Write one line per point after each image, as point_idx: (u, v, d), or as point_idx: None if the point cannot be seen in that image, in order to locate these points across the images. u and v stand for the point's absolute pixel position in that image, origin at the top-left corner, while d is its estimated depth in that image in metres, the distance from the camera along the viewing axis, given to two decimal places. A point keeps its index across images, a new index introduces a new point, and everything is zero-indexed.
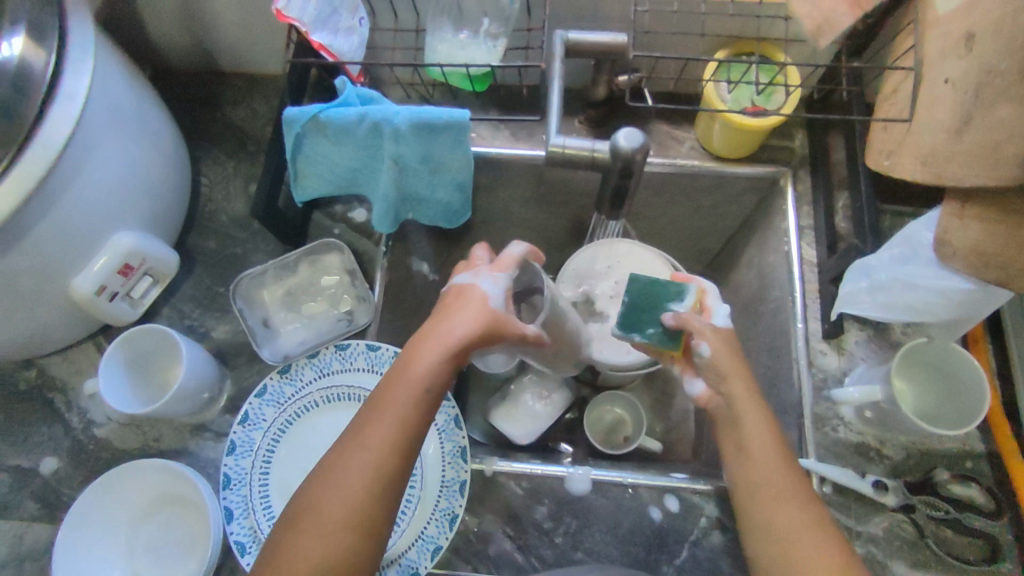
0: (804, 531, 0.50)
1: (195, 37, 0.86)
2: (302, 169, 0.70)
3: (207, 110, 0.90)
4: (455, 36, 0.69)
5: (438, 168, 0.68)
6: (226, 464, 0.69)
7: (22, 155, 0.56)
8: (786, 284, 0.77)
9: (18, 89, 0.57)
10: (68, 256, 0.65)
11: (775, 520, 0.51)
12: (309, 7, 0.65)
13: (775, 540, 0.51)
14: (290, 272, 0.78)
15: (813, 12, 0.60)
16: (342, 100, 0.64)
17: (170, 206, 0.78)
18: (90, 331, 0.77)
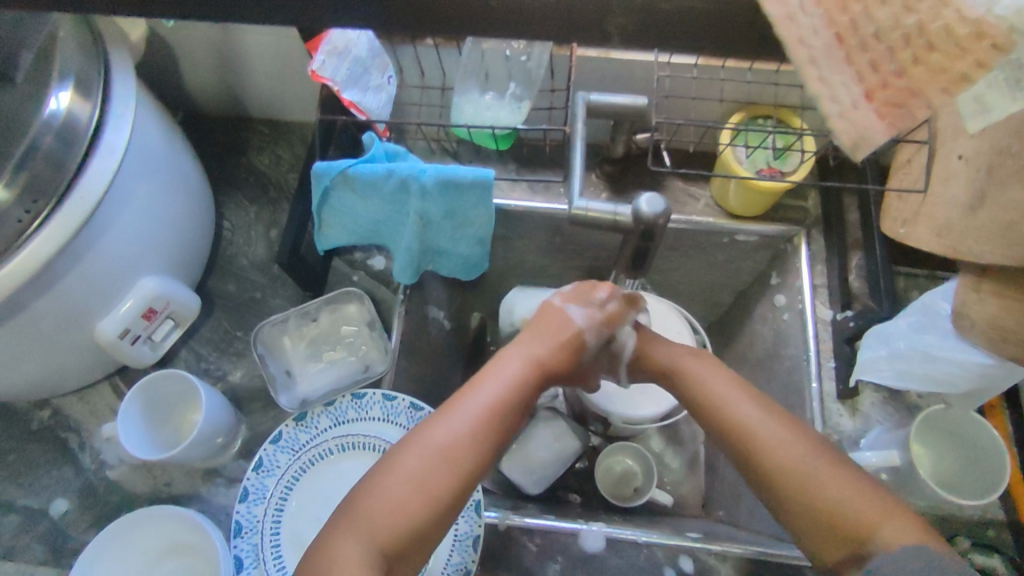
0: (826, 476, 0.48)
1: (227, 86, 0.89)
2: (326, 220, 0.71)
3: (233, 155, 0.92)
4: (482, 96, 0.71)
5: (461, 224, 0.69)
6: (238, 511, 0.69)
7: (61, 205, 0.59)
8: (800, 343, 0.78)
9: (62, 141, 0.59)
10: (94, 301, 0.66)
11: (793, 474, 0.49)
12: (342, 67, 0.66)
13: (798, 492, 0.48)
14: (310, 320, 0.79)
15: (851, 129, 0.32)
16: (369, 156, 0.65)
17: (194, 250, 0.80)
18: (108, 372, 0.77)
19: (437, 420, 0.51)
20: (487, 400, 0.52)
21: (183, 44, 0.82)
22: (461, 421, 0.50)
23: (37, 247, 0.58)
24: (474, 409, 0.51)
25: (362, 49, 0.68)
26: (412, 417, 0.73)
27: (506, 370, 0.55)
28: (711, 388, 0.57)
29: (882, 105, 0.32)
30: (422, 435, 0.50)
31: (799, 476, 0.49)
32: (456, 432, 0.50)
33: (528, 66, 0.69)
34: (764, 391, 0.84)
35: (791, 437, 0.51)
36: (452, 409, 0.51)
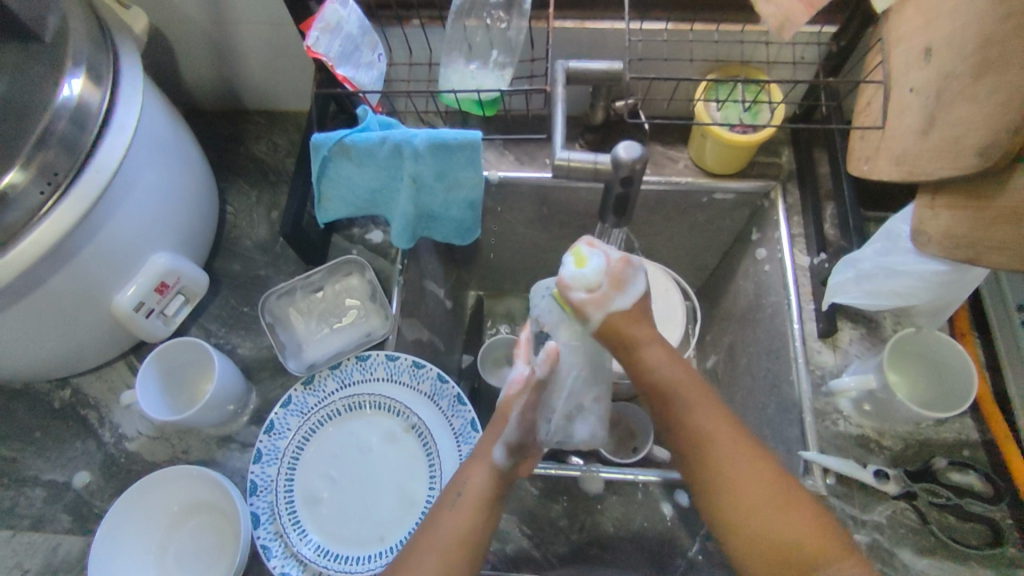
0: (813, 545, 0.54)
1: (225, 78, 0.93)
2: (325, 191, 0.75)
3: (232, 145, 0.97)
4: (467, 65, 0.75)
5: (453, 186, 0.73)
6: (253, 472, 0.72)
7: (78, 181, 0.63)
8: (781, 289, 0.82)
9: (76, 123, 0.63)
10: (110, 276, 0.70)
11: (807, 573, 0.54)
12: (335, 45, 0.70)
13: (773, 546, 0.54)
14: (315, 289, 0.82)
15: (776, 12, 0.67)
16: (364, 126, 0.69)
17: (200, 230, 0.83)
18: (124, 349, 0.81)
19: (428, 537, 0.59)
20: (462, 509, 0.60)
21: (183, 39, 0.86)
22: (449, 527, 0.59)
23: (58, 218, 0.62)
24: (469, 499, 0.60)
25: (353, 27, 0.72)
26: (415, 375, 0.77)
27: (477, 479, 0.62)
28: (690, 402, 0.58)
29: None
30: (417, 551, 0.58)
31: (749, 506, 0.55)
32: (447, 532, 0.58)
33: (508, 35, 0.74)
34: (750, 341, 0.88)
35: (727, 440, 0.57)
36: (443, 516, 0.60)
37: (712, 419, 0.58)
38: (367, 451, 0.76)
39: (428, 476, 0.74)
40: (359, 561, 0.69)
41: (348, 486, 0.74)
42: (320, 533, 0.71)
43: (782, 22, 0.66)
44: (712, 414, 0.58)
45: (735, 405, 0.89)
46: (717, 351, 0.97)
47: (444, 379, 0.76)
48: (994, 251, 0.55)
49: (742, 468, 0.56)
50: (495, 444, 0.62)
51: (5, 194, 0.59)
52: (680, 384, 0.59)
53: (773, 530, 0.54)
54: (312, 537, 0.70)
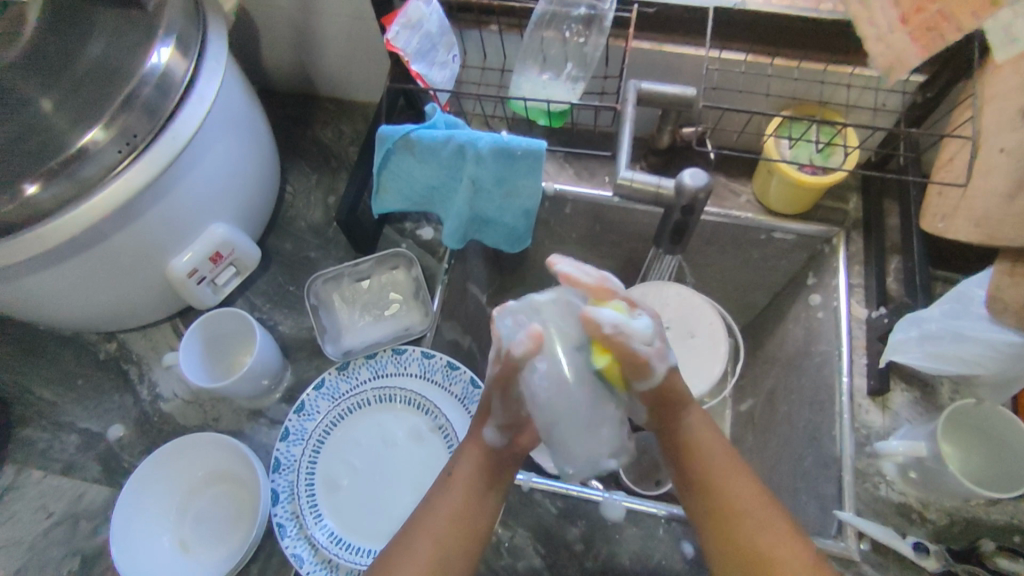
0: None
1: (302, 64, 0.96)
2: (383, 183, 0.76)
3: (300, 128, 0.99)
4: (539, 76, 0.75)
5: (511, 193, 0.73)
6: (278, 449, 0.73)
7: (154, 145, 0.66)
8: (833, 339, 0.79)
9: (160, 89, 0.66)
10: (170, 239, 0.72)
11: None
12: (413, 41, 0.71)
13: None
14: (362, 277, 0.82)
15: (886, 52, 0.64)
16: (430, 123, 0.70)
17: (258, 206, 0.85)
18: (172, 312, 0.83)
19: (432, 504, 0.59)
20: (463, 471, 0.60)
21: (268, 22, 0.89)
22: (454, 491, 0.59)
23: (130, 179, 0.64)
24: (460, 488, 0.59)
25: (433, 26, 0.73)
26: (447, 376, 0.77)
27: (468, 467, 0.61)
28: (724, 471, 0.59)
29: (913, 30, 0.62)
30: (420, 519, 0.58)
31: None
32: (450, 500, 0.58)
33: (584, 49, 0.73)
34: (792, 389, 0.85)
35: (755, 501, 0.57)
36: (445, 482, 0.60)
37: (747, 490, 0.57)
38: (391, 445, 0.76)
39: None
40: (369, 554, 0.68)
41: (368, 476, 0.74)
42: (335, 520, 0.71)
43: (894, 64, 0.64)
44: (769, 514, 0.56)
45: (768, 453, 0.86)
46: (755, 395, 0.95)
47: (476, 384, 0.76)
48: None
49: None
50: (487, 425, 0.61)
51: (85, 150, 0.62)
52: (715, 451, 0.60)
53: None
54: (327, 522, 0.70)
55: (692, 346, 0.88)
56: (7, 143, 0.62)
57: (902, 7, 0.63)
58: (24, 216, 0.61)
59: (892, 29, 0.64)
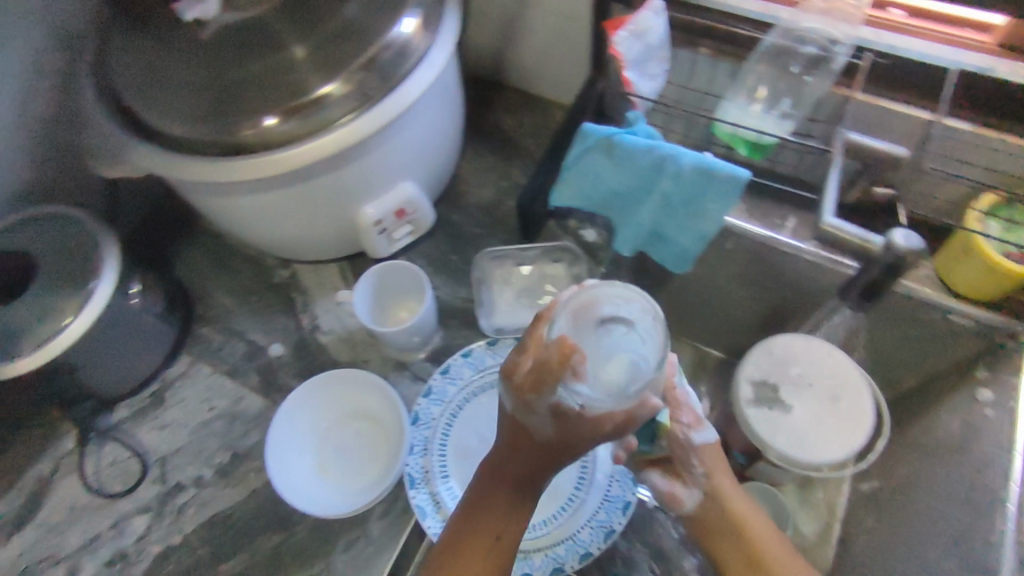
0: None
1: (502, 52, 1.00)
2: (569, 178, 0.79)
3: (484, 111, 1.04)
4: (749, 105, 0.75)
5: (696, 214, 0.73)
6: (420, 404, 0.76)
7: (383, 101, 0.72)
8: (1002, 440, 0.73)
9: (400, 53, 0.71)
10: (369, 188, 0.79)
11: None
12: (634, 48, 0.73)
13: None
14: (524, 263, 0.86)
15: None
16: (633, 130, 0.73)
17: (441, 175, 0.90)
18: (344, 254, 0.89)
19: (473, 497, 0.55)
20: (494, 459, 0.55)
21: (485, 8, 0.94)
22: (494, 478, 0.54)
23: (357, 127, 0.70)
24: (499, 486, 0.54)
25: (656, 38, 0.74)
26: None
27: (497, 453, 0.55)
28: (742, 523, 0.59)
29: None
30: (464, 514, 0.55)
31: None
32: (487, 489, 0.54)
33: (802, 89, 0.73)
34: (937, 481, 0.80)
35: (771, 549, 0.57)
36: (484, 470, 0.55)
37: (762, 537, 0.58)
38: None
39: (575, 473, 0.73)
40: None
41: None
42: (459, 485, 0.73)
43: None
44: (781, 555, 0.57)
45: (893, 540, 0.81)
46: (884, 476, 0.90)
47: None
48: None
49: None
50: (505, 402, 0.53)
51: (324, 98, 0.69)
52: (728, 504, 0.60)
53: None
54: (452, 485, 0.73)
55: (834, 408, 0.85)
56: (261, 74, 0.69)
57: None
58: (260, 144, 0.69)
59: None
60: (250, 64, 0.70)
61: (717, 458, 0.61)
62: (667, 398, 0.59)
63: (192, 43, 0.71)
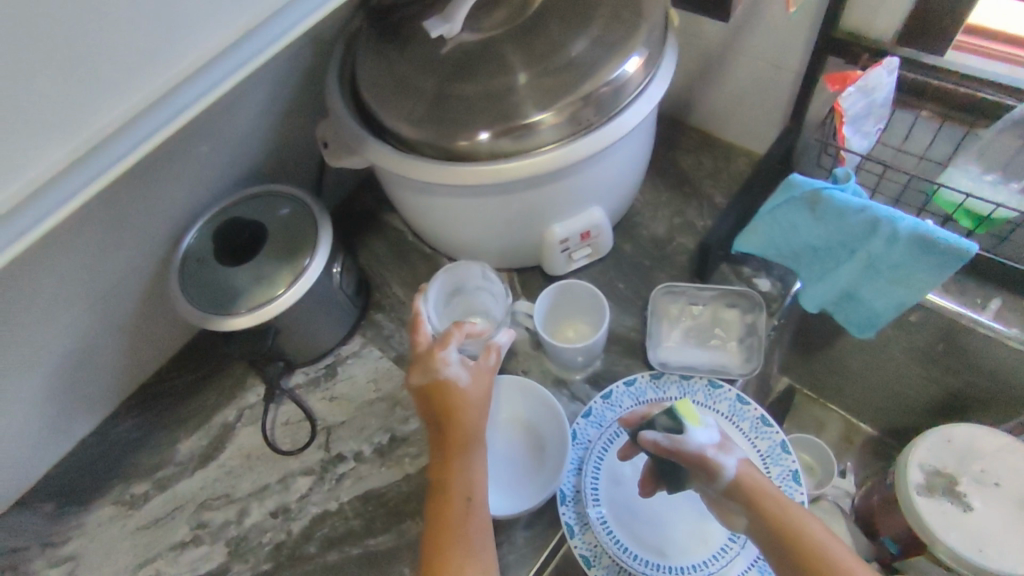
0: None
1: (692, 93, 1.01)
2: (761, 225, 0.77)
3: (663, 147, 1.05)
4: (980, 175, 0.73)
5: (901, 281, 0.70)
6: (578, 423, 0.77)
7: (598, 129, 0.75)
8: None
9: (620, 87, 0.75)
10: (562, 208, 0.82)
11: None
12: (857, 104, 0.72)
13: None
14: (697, 303, 0.84)
15: None
16: (844, 187, 0.70)
17: (622, 205, 0.92)
18: (516, 266, 0.93)
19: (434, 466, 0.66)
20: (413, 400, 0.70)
21: (688, 51, 0.95)
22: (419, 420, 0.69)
23: (571, 151, 0.74)
24: (456, 452, 0.65)
25: (879, 98, 0.73)
26: (756, 428, 0.75)
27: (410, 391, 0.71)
28: (833, 557, 0.53)
29: None
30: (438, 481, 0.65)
31: None
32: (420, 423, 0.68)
33: None
34: None
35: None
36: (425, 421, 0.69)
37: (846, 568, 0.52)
38: None
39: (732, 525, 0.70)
40: (635, 557, 0.68)
41: (648, 486, 0.74)
42: (608, 510, 0.72)
43: None
44: None
45: None
46: None
47: (786, 450, 0.73)
48: None
49: None
50: (453, 360, 0.69)
51: (529, 126, 0.73)
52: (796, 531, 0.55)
53: None
54: (602, 509, 0.71)
55: (1021, 515, 0.77)
56: (481, 96, 0.75)
57: None
58: (467, 154, 0.75)
59: None
60: (475, 85, 0.75)
61: (754, 476, 0.59)
62: (695, 459, 0.59)
63: (431, 58, 0.78)
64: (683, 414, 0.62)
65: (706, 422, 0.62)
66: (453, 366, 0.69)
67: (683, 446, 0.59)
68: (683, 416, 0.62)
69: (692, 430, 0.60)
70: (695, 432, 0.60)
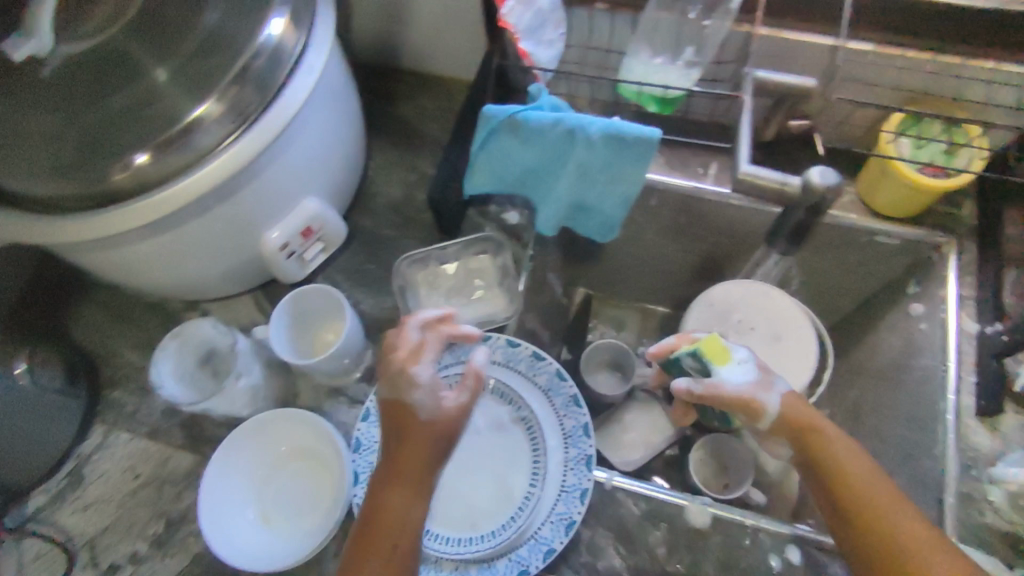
0: (932, 553, 0.51)
1: (389, 36, 0.93)
2: (478, 163, 0.73)
3: (382, 101, 0.97)
4: (651, 59, 0.71)
5: (614, 180, 0.69)
6: (359, 429, 0.73)
7: (264, 116, 0.64)
8: (939, 353, 0.75)
9: (272, 61, 0.64)
10: (271, 211, 0.71)
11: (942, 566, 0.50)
12: (525, 16, 0.68)
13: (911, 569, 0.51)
14: (447, 261, 0.81)
15: None
16: (538, 105, 0.67)
17: (347, 183, 0.84)
18: (255, 285, 0.83)
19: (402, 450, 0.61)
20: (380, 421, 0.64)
21: None
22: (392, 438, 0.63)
23: (240, 150, 0.63)
24: (397, 443, 0.62)
25: (547, 1, 0.69)
26: (532, 366, 0.75)
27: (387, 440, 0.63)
28: (845, 465, 0.56)
29: None
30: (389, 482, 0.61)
31: (913, 555, 0.51)
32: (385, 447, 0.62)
33: (705, 32, 0.69)
34: (884, 403, 0.82)
35: (882, 489, 0.54)
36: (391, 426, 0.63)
37: (873, 479, 0.55)
38: (470, 431, 0.75)
39: (530, 471, 0.72)
40: (448, 542, 0.69)
41: (447, 463, 0.74)
42: None
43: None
44: (885, 488, 0.54)
45: None
46: (836, 404, 0.91)
47: (562, 377, 0.74)
48: None
49: (924, 545, 0.52)
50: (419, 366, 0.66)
51: (194, 123, 0.61)
52: (853, 455, 0.57)
53: (905, 538, 0.52)
54: None
55: (779, 348, 0.85)
56: (126, 110, 0.61)
57: None
58: (142, 186, 0.61)
59: None
60: (113, 99, 0.61)
61: (798, 406, 0.61)
62: (705, 395, 0.63)
63: (33, 86, 0.62)
64: (712, 353, 0.66)
65: (737, 354, 0.65)
66: (423, 388, 0.64)
67: (711, 390, 0.63)
68: (704, 349, 0.66)
69: (722, 372, 0.64)
70: (730, 371, 0.64)
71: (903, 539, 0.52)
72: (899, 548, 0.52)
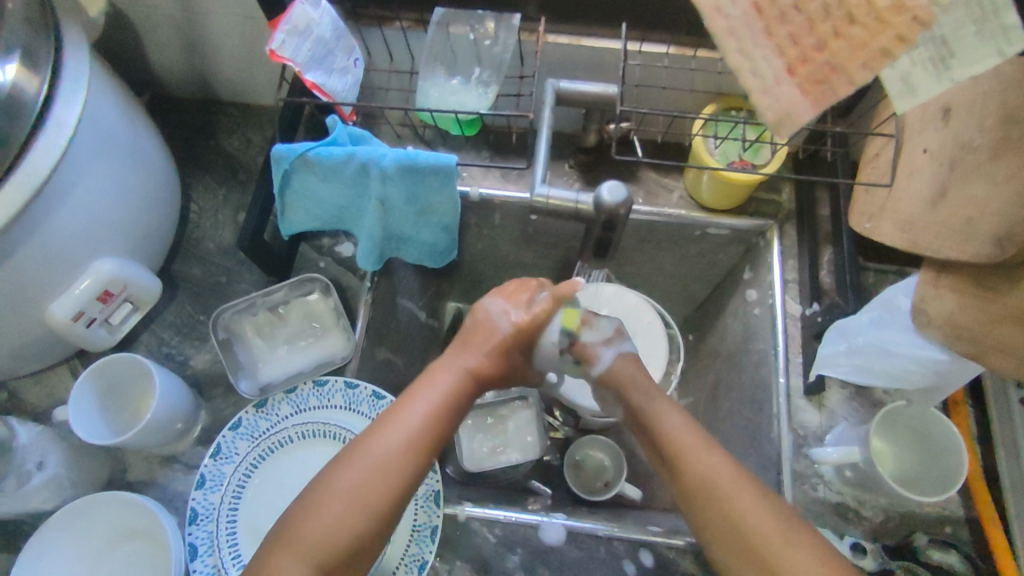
0: (787, 550, 0.48)
1: (196, 70, 0.86)
2: (288, 203, 0.69)
3: (201, 137, 0.90)
4: (448, 81, 0.69)
5: (425, 211, 0.68)
6: (195, 499, 0.68)
7: (8, 179, 0.56)
8: (769, 337, 0.76)
9: (8, 115, 0.56)
10: (46, 281, 0.64)
11: (770, 545, 0.48)
12: (304, 47, 0.63)
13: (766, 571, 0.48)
14: (276, 306, 0.77)
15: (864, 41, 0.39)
16: (332, 139, 0.64)
17: (156, 234, 0.77)
18: (66, 355, 0.76)
19: (395, 412, 0.54)
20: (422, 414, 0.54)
21: (150, 27, 0.79)
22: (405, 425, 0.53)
23: None
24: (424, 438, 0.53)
25: (324, 30, 0.65)
26: (374, 406, 0.72)
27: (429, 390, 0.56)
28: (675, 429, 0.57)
29: (802, 85, 0.41)
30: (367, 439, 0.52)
31: (767, 551, 0.48)
32: (410, 424, 0.53)
33: (494, 52, 0.68)
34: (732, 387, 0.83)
35: (735, 487, 0.51)
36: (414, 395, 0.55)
37: (704, 451, 0.54)
38: None
39: None
40: None
41: None
42: None
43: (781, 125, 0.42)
44: (727, 474, 0.52)
45: None
46: (698, 391, 0.92)
47: None
48: (997, 351, 0.53)
49: (780, 550, 0.48)
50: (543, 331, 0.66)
51: None
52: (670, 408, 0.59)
53: (749, 517, 0.50)
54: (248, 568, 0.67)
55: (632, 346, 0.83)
56: None
57: (787, 53, 0.41)
58: None
59: (777, 82, 0.41)
60: None
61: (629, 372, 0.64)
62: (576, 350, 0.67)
63: None
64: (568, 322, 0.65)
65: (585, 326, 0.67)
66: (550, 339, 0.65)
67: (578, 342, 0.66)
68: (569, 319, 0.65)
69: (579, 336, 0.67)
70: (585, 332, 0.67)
71: (747, 522, 0.50)
72: (740, 533, 0.50)
